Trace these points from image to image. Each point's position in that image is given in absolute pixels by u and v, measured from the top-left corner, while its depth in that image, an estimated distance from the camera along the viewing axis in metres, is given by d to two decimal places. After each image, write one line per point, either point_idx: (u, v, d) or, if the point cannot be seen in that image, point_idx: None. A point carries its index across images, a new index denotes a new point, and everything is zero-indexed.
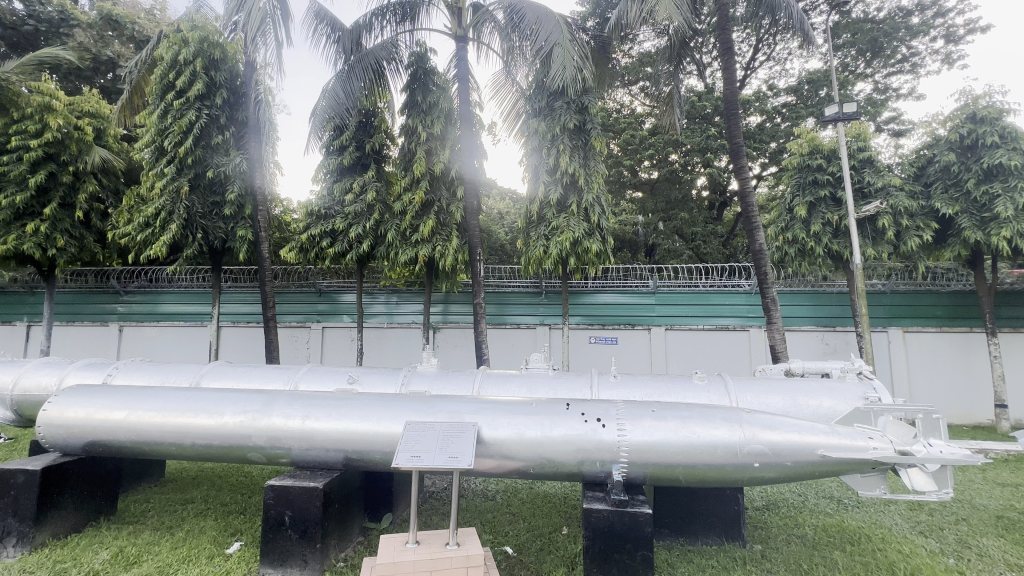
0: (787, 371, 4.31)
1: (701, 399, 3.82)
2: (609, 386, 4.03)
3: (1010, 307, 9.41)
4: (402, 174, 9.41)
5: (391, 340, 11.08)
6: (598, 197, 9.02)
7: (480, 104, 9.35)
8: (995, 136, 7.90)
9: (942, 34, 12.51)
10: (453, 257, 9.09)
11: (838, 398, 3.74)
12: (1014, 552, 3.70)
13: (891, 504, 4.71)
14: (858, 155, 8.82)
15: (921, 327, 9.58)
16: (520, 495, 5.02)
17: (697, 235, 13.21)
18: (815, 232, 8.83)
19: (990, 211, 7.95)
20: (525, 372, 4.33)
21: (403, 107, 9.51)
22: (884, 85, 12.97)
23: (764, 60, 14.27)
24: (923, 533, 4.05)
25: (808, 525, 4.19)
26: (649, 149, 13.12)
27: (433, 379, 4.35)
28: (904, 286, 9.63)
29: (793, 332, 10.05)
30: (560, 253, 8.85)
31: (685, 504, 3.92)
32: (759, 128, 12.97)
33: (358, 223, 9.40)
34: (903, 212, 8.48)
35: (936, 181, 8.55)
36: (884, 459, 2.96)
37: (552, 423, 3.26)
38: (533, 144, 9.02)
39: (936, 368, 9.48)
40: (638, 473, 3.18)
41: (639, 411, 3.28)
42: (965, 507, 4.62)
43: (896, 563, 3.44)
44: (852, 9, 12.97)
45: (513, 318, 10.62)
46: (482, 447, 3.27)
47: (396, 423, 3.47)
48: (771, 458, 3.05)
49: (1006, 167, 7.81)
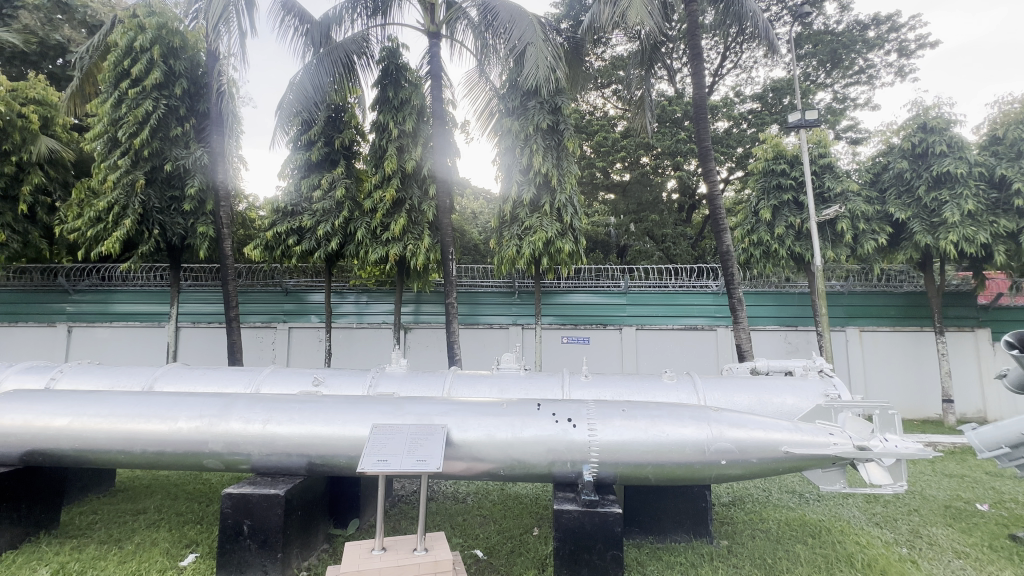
0: (753, 369, 4.40)
1: (670, 397, 3.86)
2: (580, 385, 4.02)
3: (956, 308, 9.97)
4: (373, 171, 9.22)
5: (360, 341, 10.84)
6: (571, 198, 9.06)
7: (452, 102, 9.24)
8: (943, 145, 8.32)
9: (895, 48, 13.14)
10: (425, 256, 8.96)
11: (801, 396, 3.83)
12: (961, 539, 3.89)
13: (849, 498, 4.90)
14: (819, 161, 9.17)
15: (877, 326, 10.02)
16: (490, 497, 4.97)
17: (667, 236, 13.49)
18: (779, 234, 9.13)
19: (939, 217, 8.37)
20: (496, 373, 4.29)
21: (374, 102, 9.33)
22: (842, 95, 13.52)
23: (731, 68, 14.65)
24: (879, 524, 4.22)
25: (772, 520, 4.30)
26: (621, 152, 13.31)
27: (403, 380, 4.26)
28: (860, 287, 10.07)
29: (758, 332, 10.34)
30: (533, 253, 8.86)
31: (655, 502, 3.96)
32: (726, 133, 13.31)
33: (327, 220, 9.16)
34: (860, 216, 8.85)
35: (890, 187, 8.97)
36: (844, 455, 3.04)
37: (523, 424, 3.23)
38: (506, 144, 8.99)
39: (890, 366, 9.94)
40: (609, 473, 3.17)
41: (610, 411, 3.28)
42: (917, 498, 4.84)
43: (855, 555, 3.56)
44: (814, 21, 13.48)
45: (485, 318, 10.56)
46: (451, 450, 3.21)
47: (363, 427, 3.36)
48: (737, 456, 3.10)
49: (953, 175, 8.25)
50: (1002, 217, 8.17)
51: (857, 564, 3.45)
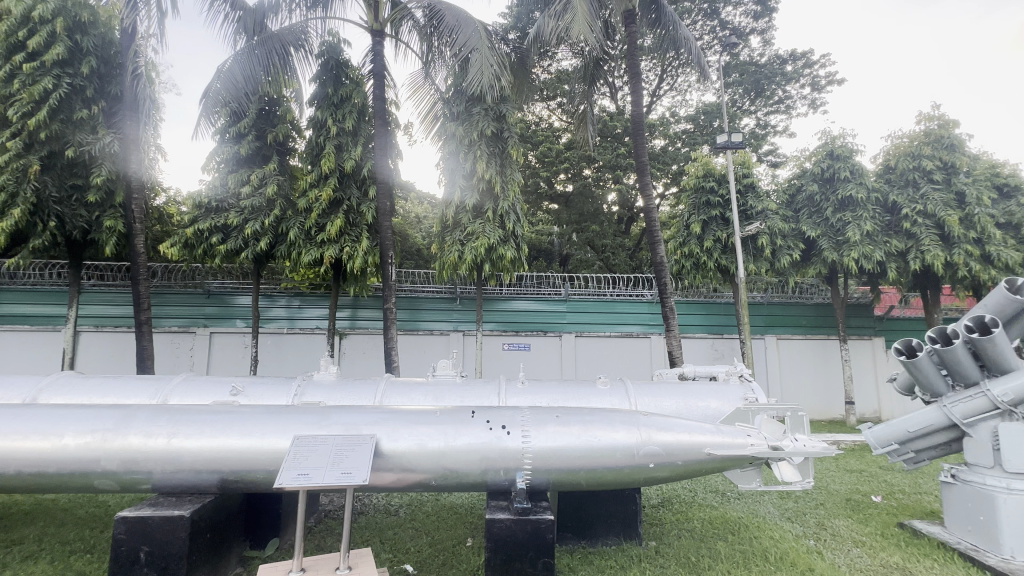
0: (681, 374, 4.59)
1: (603, 403, 3.94)
2: (517, 392, 4.00)
3: (857, 318, 11.06)
4: (309, 169, 8.80)
5: (291, 347, 10.24)
6: (514, 205, 9.13)
7: (395, 102, 9.02)
8: (847, 172, 9.19)
9: (809, 82, 14.46)
10: (362, 259, 8.62)
11: (723, 400, 4.04)
12: (859, 529, 4.26)
13: (765, 494, 5.25)
14: (743, 180, 9.84)
15: (791, 334, 10.88)
16: (424, 508, 4.83)
17: (607, 247, 13.96)
18: (707, 248, 9.72)
19: (844, 236, 9.24)
20: (432, 381, 4.16)
21: (311, 98, 8.91)
22: (764, 121, 14.65)
23: (668, 89, 15.47)
24: (790, 519, 4.53)
25: (697, 519, 4.49)
26: (564, 163, 13.59)
27: (331, 389, 4.04)
28: (777, 298, 10.93)
29: (688, 339, 10.90)
30: (475, 258, 8.80)
31: (588, 507, 4.01)
32: (663, 151, 14.00)
33: (256, 218, 8.61)
34: (777, 233, 9.61)
35: (803, 208, 9.84)
36: (760, 454, 3.21)
37: (456, 432, 3.16)
38: (450, 148, 8.90)
39: (802, 370, 10.82)
40: (541, 480, 3.17)
41: (543, 417, 3.27)
42: (823, 493, 5.26)
43: (769, 549, 3.79)
44: (740, 52, 14.56)
45: (426, 324, 10.34)
46: (380, 461, 3.07)
47: (284, 438, 3.14)
48: (664, 459, 3.20)
49: (855, 199, 9.15)
50: (894, 238, 9.18)
51: (771, 557, 3.66)
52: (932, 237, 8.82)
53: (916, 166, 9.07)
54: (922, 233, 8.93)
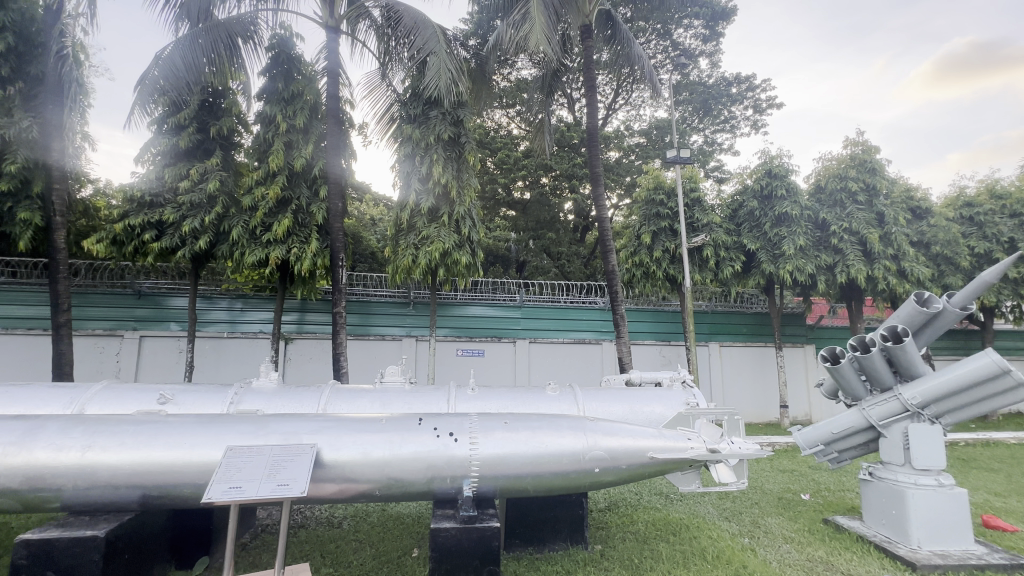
0: (628, 380, 4.71)
1: (552, 409, 3.98)
2: (466, 399, 3.97)
3: (791, 327, 11.81)
4: (256, 166, 8.43)
5: (231, 352, 9.69)
6: (470, 211, 9.10)
7: (350, 102, 8.81)
8: (783, 190, 9.82)
9: (752, 105, 15.37)
10: (311, 261, 8.30)
11: (666, 404, 4.17)
12: (789, 526, 4.52)
13: (706, 495, 5.47)
14: (690, 194, 10.28)
15: (733, 342, 11.46)
16: (369, 519, 4.69)
17: (562, 254, 14.25)
18: (656, 257, 10.11)
19: (780, 249, 9.85)
20: (379, 388, 4.06)
21: (260, 92, 8.54)
22: (711, 139, 15.41)
23: (623, 104, 15.99)
24: (728, 518, 4.75)
25: (641, 521, 4.61)
26: (522, 170, 13.70)
27: (271, 396, 3.86)
28: (720, 307, 11.50)
29: (638, 345, 11.24)
30: (429, 263, 8.69)
31: (535, 513, 4.03)
32: (617, 162, 14.43)
33: (195, 215, 8.13)
34: (721, 245, 10.12)
35: (744, 222, 10.43)
36: (698, 457, 3.33)
37: (402, 440, 3.08)
38: (406, 151, 8.77)
39: (741, 376, 11.41)
40: (488, 487, 3.15)
41: (491, 423, 3.26)
42: (757, 493, 5.55)
43: (707, 548, 3.94)
44: (690, 73, 15.30)
45: (377, 329, 10.08)
46: (321, 472, 2.96)
47: (216, 449, 2.95)
48: (609, 463, 3.26)
49: (790, 215, 9.79)
50: (824, 253, 9.89)
51: (709, 556, 3.81)
52: (856, 252, 9.57)
53: (843, 187, 9.83)
54: (847, 249, 9.68)
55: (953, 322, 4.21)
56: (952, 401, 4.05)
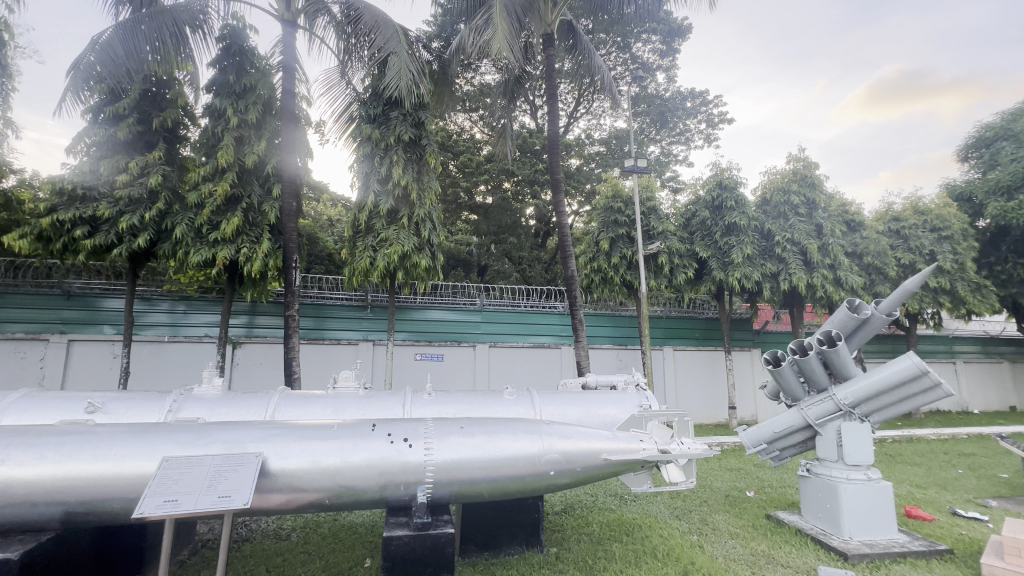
0: (584, 384, 4.78)
1: (509, 413, 3.98)
2: (422, 404, 3.91)
3: (739, 331, 12.40)
4: (203, 161, 8.02)
5: (172, 357, 9.12)
6: (430, 213, 9.00)
7: (306, 98, 8.55)
8: (732, 201, 10.31)
9: (705, 119, 16.06)
10: (261, 262, 7.96)
11: (621, 407, 4.27)
12: (734, 522, 4.72)
13: (658, 495, 5.63)
14: (646, 203, 10.61)
15: (685, 346, 11.89)
16: (320, 530, 4.53)
17: (523, 259, 14.34)
18: (614, 263, 10.36)
19: (729, 257, 10.31)
20: (331, 393, 3.94)
21: (209, 84, 8.15)
22: (667, 150, 15.98)
23: (584, 113, 16.33)
24: (678, 516, 4.91)
25: (596, 522, 4.69)
26: (484, 175, 13.72)
27: (214, 403, 3.66)
28: (674, 312, 11.92)
29: (596, 349, 11.46)
30: (387, 266, 8.53)
31: (492, 517, 4.02)
32: (578, 170, 14.71)
33: (134, 211, 7.63)
34: (675, 252, 10.48)
35: (697, 231, 10.86)
36: (651, 458, 3.41)
37: (354, 447, 3.00)
38: (364, 151, 8.60)
39: (693, 379, 11.85)
40: (443, 493, 3.12)
41: (447, 428, 3.23)
42: (706, 491, 5.77)
43: (658, 547, 4.06)
44: (648, 85, 15.81)
45: (332, 332, 9.78)
46: (267, 482, 2.84)
47: (150, 461, 2.77)
48: (564, 466, 3.29)
49: (738, 225, 10.28)
50: (769, 261, 10.44)
51: (659, 554, 3.92)
52: (798, 261, 10.17)
53: (786, 201, 10.43)
54: (789, 258, 10.26)
55: (880, 327, 4.53)
56: (879, 400, 4.35)
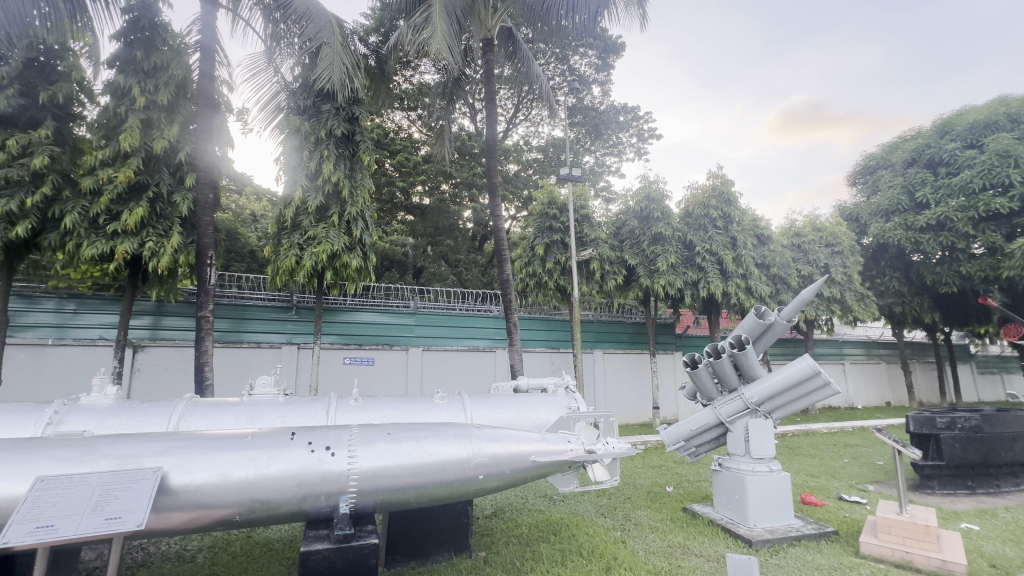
0: (515, 387, 4.82)
1: (439, 418, 3.92)
2: (348, 410, 3.75)
3: (663, 335, 13.16)
4: (101, 143, 7.19)
5: (56, 363, 8.04)
6: (363, 212, 8.65)
7: (228, 83, 7.95)
8: (658, 213, 10.92)
9: (636, 134, 16.88)
10: (170, 258, 7.27)
11: (550, 409, 4.35)
12: (655, 517, 4.98)
13: (585, 494, 5.81)
14: (580, 211, 10.94)
15: (614, 349, 12.40)
16: (230, 549, 4.20)
17: (460, 261, 14.26)
18: (548, 268, 10.62)
19: (655, 265, 10.89)
20: (247, 400, 3.67)
21: (111, 58, 7.33)
22: (601, 161, 16.62)
23: (522, 120, 16.58)
24: (604, 514, 5.09)
25: (524, 524, 4.74)
26: (422, 175, 13.52)
27: (105, 414, 3.28)
28: (604, 317, 12.41)
29: (529, 353, 11.63)
30: (315, 265, 8.11)
31: (419, 525, 3.94)
32: (515, 175, 14.89)
33: (12, 195, 6.66)
34: (606, 259, 10.89)
35: (626, 239, 11.39)
36: (577, 458, 3.49)
37: (270, 458, 2.81)
38: (292, 143, 8.12)
39: (621, 381, 12.39)
40: (368, 502, 3.01)
41: (374, 435, 3.11)
42: (630, 488, 6.03)
43: (583, 545, 4.18)
44: (584, 97, 16.37)
45: (252, 335, 9.13)
46: (167, 499, 2.58)
47: (19, 482, 2.42)
48: (493, 469, 3.28)
49: (663, 235, 10.90)
50: (690, 270, 11.14)
51: (585, 552, 4.04)
52: (715, 271, 10.96)
53: (706, 214, 11.22)
54: (708, 267, 11.03)
55: (782, 332, 4.99)
56: (780, 398, 4.77)
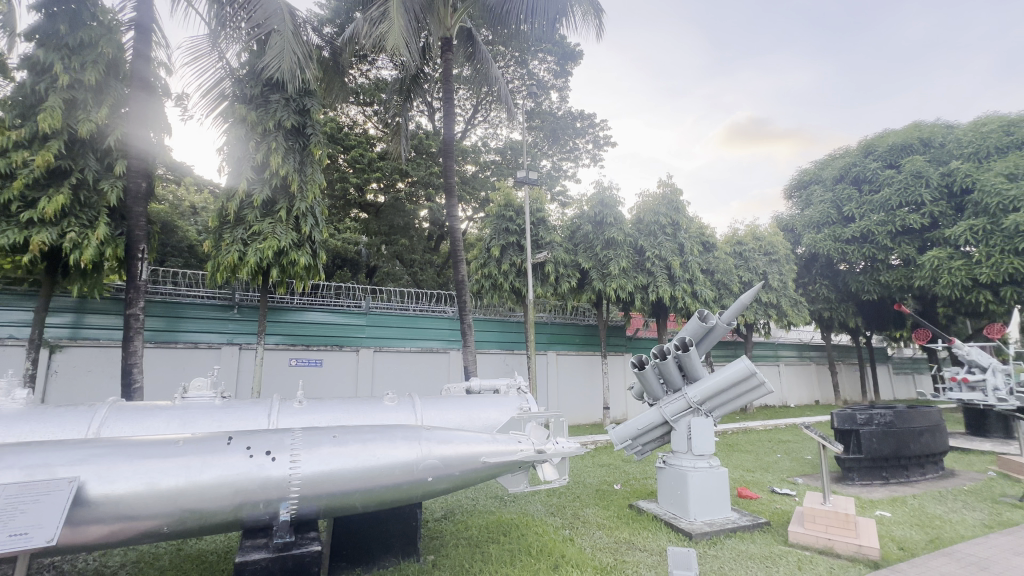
0: (467, 388, 4.80)
1: (388, 420, 3.83)
2: (291, 413, 3.60)
3: (614, 337, 13.54)
4: (16, 123, 6.52)
5: None
6: (313, 208, 8.33)
7: (166, 66, 7.44)
8: (611, 218, 11.20)
9: (593, 140, 17.26)
10: (96, 251, 6.70)
11: (500, 409, 4.37)
12: (603, 514, 5.12)
13: (536, 494, 5.87)
14: (536, 214, 11.07)
15: (567, 351, 12.63)
16: (158, 563, 3.93)
17: (415, 261, 14.03)
18: (503, 270, 10.68)
19: (607, 269, 11.16)
20: (179, 404, 3.44)
21: (30, 30, 6.68)
22: (558, 166, 16.88)
23: (481, 121, 16.57)
24: (553, 513, 5.17)
25: (475, 526, 4.72)
26: (377, 172, 13.20)
27: (13, 421, 2.98)
28: (558, 319, 12.61)
29: (483, 354, 11.61)
30: (260, 262, 7.73)
31: (364, 529, 3.85)
32: (473, 176, 14.83)
33: None
34: (560, 262, 11.03)
35: (580, 243, 11.63)
36: (527, 458, 3.52)
37: (203, 465, 2.65)
38: (237, 132, 7.69)
39: (573, 382, 12.61)
40: (311, 507, 2.91)
41: (318, 438, 3.01)
42: (580, 487, 6.15)
43: (533, 544, 4.23)
44: (542, 102, 16.56)
45: (188, 335, 8.57)
46: (84, 512, 2.39)
47: None
48: (442, 471, 3.25)
49: (615, 240, 11.21)
50: (641, 274, 11.51)
51: (533, 551, 4.08)
52: (663, 275, 11.39)
53: (656, 221, 11.65)
54: (657, 272, 11.44)
55: (723, 335, 5.25)
56: (720, 398, 5.02)
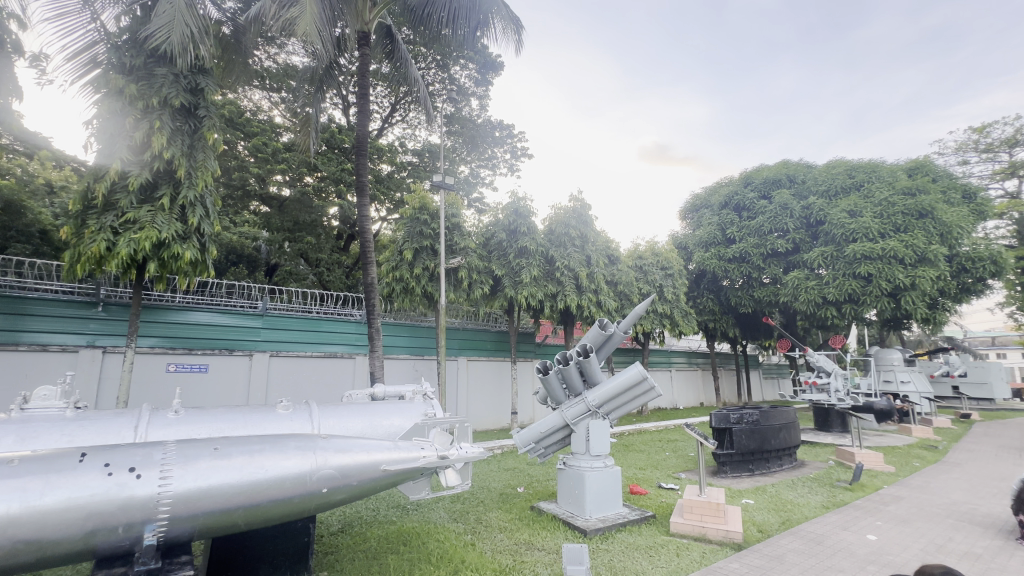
0: (371, 395, 4.66)
1: (280, 429, 3.58)
2: (165, 425, 3.23)
3: (524, 344, 13.88)
4: None
5: None
6: (204, 197, 7.51)
7: (19, 20, 6.35)
8: (524, 227, 11.53)
9: (511, 151, 17.64)
10: None
11: (405, 416, 4.29)
12: (504, 516, 5.23)
13: (439, 501, 5.84)
14: (451, 219, 11.04)
15: (477, 356, 12.70)
16: None
17: (321, 261, 13.25)
18: (416, 274, 10.51)
19: (519, 276, 11.45)
20: (17, 417, 2.91)
21: None
22: (475, 173, 17.01)
23: (399, 120, 16.20)
24: (455, 519, 5.18)
25: (374, 537, 4.57)
26: (282, 163, 12.32)
27: None
28: (470, 325, 12.66)
29: (391, 360, 11.28)
30: (134, 254, 6.83)
31: (248, 549, 3.55)
32: (388, 176, 14.45)
33: None
34: (474, 268, 11.09)
35: (494, 251, 11.82)
36: (429, 464, 3.49)
37: (49, 486, 2.30)
38: (113, 105, 6.73)
39: (482, 387, 12.71)
40: (183, 529, 2.64)
41: (196, 451, 2.74)
42: (483, 491, 6.23)
43: (432, 551, 4.20)
44: (462, 108, 16.61)
45: (35, 336, 7.30)
46: None
47: None
48: (338, 481, 3.11)
49: (528, 249, 11.55)
50: (550, 283, 11.95)
51: (433, 559, 4.06)
52: (571, 285, 11.93)
53: (567, 232, 12.18)
54: (565, 281, 11.94)
55: (619, 342, 5.63)
56: (615, 402, 5.37)
